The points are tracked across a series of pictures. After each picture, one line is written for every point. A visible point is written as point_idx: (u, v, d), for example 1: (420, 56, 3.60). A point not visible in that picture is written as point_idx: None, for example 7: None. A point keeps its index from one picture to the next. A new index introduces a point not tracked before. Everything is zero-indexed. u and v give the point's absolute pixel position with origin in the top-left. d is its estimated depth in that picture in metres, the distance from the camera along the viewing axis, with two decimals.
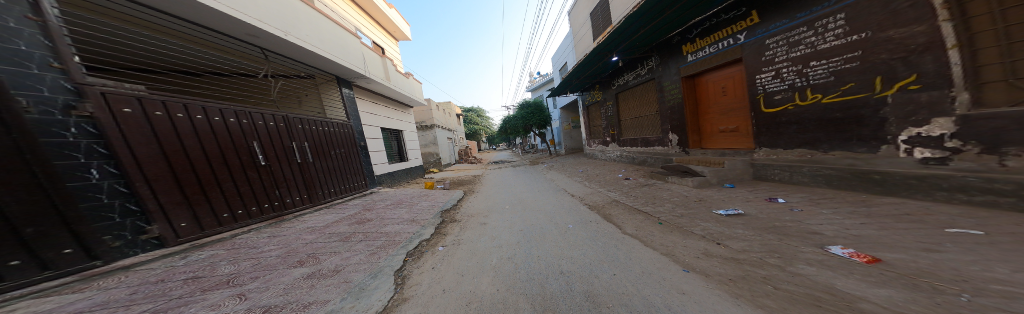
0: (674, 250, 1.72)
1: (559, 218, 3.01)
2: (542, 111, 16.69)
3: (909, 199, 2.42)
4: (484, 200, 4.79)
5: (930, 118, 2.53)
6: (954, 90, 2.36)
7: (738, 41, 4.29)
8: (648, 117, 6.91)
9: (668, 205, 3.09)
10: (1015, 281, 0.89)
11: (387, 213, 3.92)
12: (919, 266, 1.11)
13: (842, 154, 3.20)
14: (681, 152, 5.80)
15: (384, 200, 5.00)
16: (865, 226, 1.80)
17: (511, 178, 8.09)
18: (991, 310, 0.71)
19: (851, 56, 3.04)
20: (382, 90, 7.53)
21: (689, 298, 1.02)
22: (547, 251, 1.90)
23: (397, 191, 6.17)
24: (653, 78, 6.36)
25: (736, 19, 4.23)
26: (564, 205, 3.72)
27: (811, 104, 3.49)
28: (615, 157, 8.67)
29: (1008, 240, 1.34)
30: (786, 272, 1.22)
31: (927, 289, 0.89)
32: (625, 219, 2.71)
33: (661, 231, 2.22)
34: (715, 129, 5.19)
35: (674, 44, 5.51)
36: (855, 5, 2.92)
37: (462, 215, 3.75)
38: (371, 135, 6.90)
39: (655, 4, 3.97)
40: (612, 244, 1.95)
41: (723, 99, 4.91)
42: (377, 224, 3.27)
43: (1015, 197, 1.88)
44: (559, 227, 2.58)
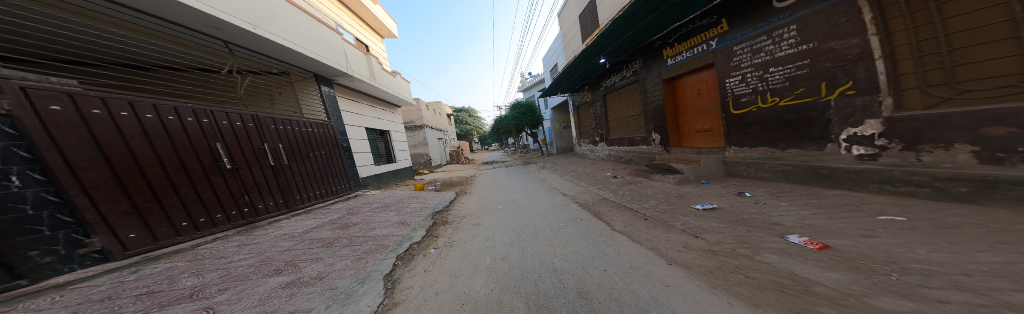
0: (658, 244, 1.84)
1: (552, 216, 3.08)
2: (534, 112, 16.73)
3: (849, 191, 2.77)
4: (477, 200, 4.76)
5: (863, 120, 2.90)
6: (881, 95, 2.75)
7: (711, 47, 4.56)
8: (634, 117, 7.20)
9: (652, 201, 3.28)
10: (934, 263, 1.06)
11: (374, 216, 3.78)
12: (860, 251, 1.29)
13: (795, 152, 3.55)
14: (662, 150, 6.12)
15: (371, 203, 4.79)
16: (817, 216, 2.04)
17: (507, 177, 8.17)
18: (914, 286, 0.85)
19: (802, 64, 3.38)
20: (366, 89, 7.16)
21: (673, 290, 1.10)
22: (540, 250, 1.94)
23: (384, 194, 5.97)
24: (637, 80, 6.62)
25: (709, 26, 4.50)
26: (556, 204, 3.81)
27: (771, 107, 3.82)
28: (604, 156, 9.03)
29: (925, 225, 1.59)
30: (754, 261, 1.35)
31: (865, 271, 1.04)
32: (614, 216, 2.83)
33: (646, 226, 2.36)
34: (692, 129, 5.51)
35: (656, 48, 5.76)
36: (806, 17, 3.25)
37: (454, 216, 3.71)
38: (355, 136, 6.58)
39: (638, 9, 4.12)
40: (602, 240, 2.05)
41: (698, 101, 5.22)
42: (364, 229, 3.14)
43: (929, 188, 2.25)
44: (552, 226, 2.64)
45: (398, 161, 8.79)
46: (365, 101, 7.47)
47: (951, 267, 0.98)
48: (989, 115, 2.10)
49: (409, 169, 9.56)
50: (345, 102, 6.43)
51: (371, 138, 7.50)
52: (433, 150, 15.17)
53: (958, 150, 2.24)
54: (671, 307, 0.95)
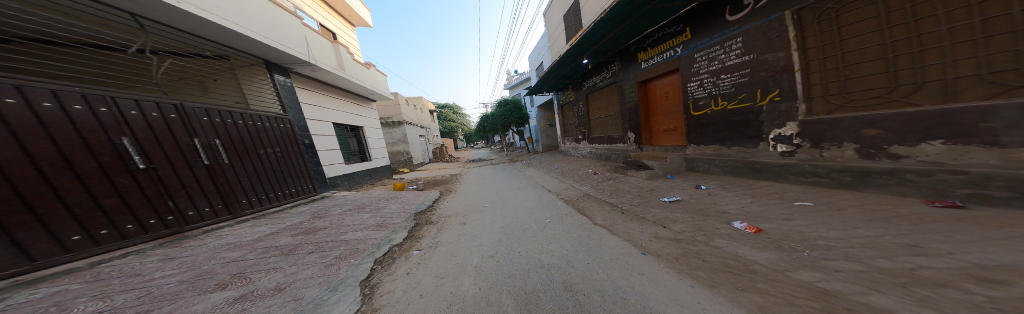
0: (634, 236, 2.04)
1: (538, 213, 3.19)
2: (520, 110, 16.65)
3: (776, 182, 3.41)
4: (463, 199, 4.67)
5: (785, 122, 3.50)
6: (798, 102, 3.35)
7: (677, 53, 4.99)
8: (612, 117, 7.65)
9: (628, 195, 3.59)
10: (835, 241, 1.40)
11: (345, 219, 3.46)
12: (785, 233, 1.61)
13: (738, 149, 4.14)
14: (636, 148, 6.62)
15: (341, 205, 4.36)
16: (755, 204, 2.47)
17: (494, 175, 8.12)
18: (821, 260, 1.21)
19: (744, 72, 3.93)
20: (330, 80, 6.29)
21: (647, 278, 1.29)
22: (527, 247, 2.01)
23: (355, 195, 5.45)
24: (615, 81, 7.00)
25: (675, 33, 4.92)
26: (542, 200, 3.93)
27: (720, 110, 4.38)
28: (585, 153, 9.40)
29: (827, 209, 2.06)
30: (709, 246, 1.60)
31: (788, 249, 1.37)
32: (595, 210, 3.04)
33: (623, 219, 2.58)
34: (660, 129, 6.04)
35: (632, 52, 6.13)
36: (749, 31, 3.75)
37: (438, 216, 3.60)
38: (319, 132, 5.82)
39: (617, 13, 4.31)
40: (584, 234, 2.20)
41: (665, 102, 5.72)
42: (335, 233, 2.87)
43: (828, 178, 2.91)
44: (539, 223, 2.73)
45: (374, 160, 8.08)
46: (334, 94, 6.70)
47: (843, 241, 1.39)
48: (867, 120, 2.76)
49: (387, 168, 8.89)
50: (303, 93, 5.57)
51: (342, 135, 6.82)
52: (413, 148, 14.31)
53: (846, 147, 2.93)
54: (647, 295, 1.15)
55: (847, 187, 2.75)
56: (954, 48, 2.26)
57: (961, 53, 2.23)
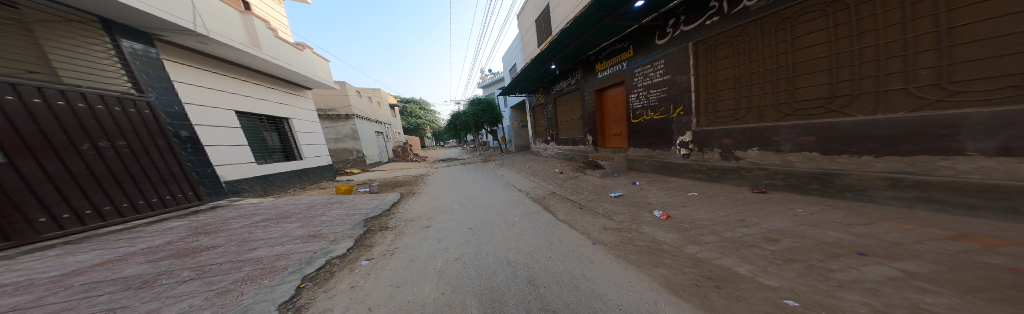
0: (587, 229, 2.36)
1: (507, 212, 3.24)
2: (493, 109, 15.87)
3: (680, 177, 4.45)
4: (429, 201, 4.31)
5: (686, 130, 4.48)
6: (691, 115, 4.36)
7: (622, 67, 5.73)
8: (573, 121, 8.20)
9: (584, 192, 4.05)
10: (698, 228, 2.29)
11: (258, 234, 2.67)
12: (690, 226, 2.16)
13: (658, 152, 5.04)
14: (593, 149, 7.23)
15: (247, 218, 3.33)
16: (673, 197, 3.21)
17: (461, 175, 7.78)
18: (705, 251, 1.84)
19: (665, 88, 4.77)
20: (223, 54, 5.01)
21: (597, 266, 1.59)
22: (495, 246, 2.01)
23: (269, 205, 4.25)
24: (578, 88, 7.56)
25: (621, 50, 5.66)
26: (512, 199, 3.98)
27: (653, 118, 5.09)
28: (552, 154, 9.72)
29: (708, 201, 2.99)
30: (639, 238, 2.11)
31: (680, 242, 2.04)
32: (559, 207, 3.32)
33: (580, 214, 2.90)
34: (610, 133, 6.69)
35: (591, 62, 6.77)
36: (669, 55, 4.61)
37: (396, 221, 3.21)
38: (214, 123, 4.76)
39: (580, 24, 4.70)
40: (548, 231, 2.35)
41: (615, 109, 6.37)
42: (234, 252, 2.14)
43: (705, 175, 4.04)
44: (508, 221, 2.78)
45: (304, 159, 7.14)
46: (239, 75, 5.55)
47: (702, 227, 2.29)
48: (728, 132, 3.87)
49: (327, 169, 8.09)
50: (180, 71, 4.32)
51: (251, 127, 5.74)
52: (364, 145, 12.18)
53: (713, 151, 4.09)
54: (596, 282, 1.40)
55: (716, 180, 3.88)
56: (769, 84, 3.43)
57: (772, 88, 3.40)
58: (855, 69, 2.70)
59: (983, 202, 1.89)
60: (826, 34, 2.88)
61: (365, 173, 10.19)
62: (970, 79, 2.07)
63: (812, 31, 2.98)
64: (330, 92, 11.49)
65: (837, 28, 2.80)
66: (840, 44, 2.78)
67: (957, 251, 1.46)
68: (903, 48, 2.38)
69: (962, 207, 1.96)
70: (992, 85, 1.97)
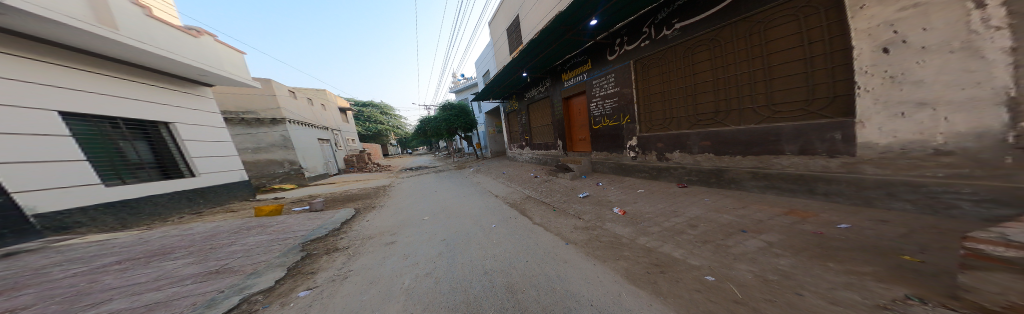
0: (561, 230, 2.50)
1: (483, 219, 3.12)
2: (467, 115, 14.98)
3: (629, 176, 5.10)
4: (392, 215, 3.85)
5: (631, 136, 5.08)
6: (633, 123, 5.02)
7: (583, 79, 6.14)
8: (544, 127, 8.51)
9: (557, 194, 4.23)
10: (645, 221, 2.65)
11: (129, 277, 1.91)
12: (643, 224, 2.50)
13: (611, 155, 5.67)
14: (563, 154, 7.50)
15: (103, 261, 2.33)
16: (630, 195, 3.64)
17: (430, 185, 7.19)
18: (652, 241, 2.15)
19: (617, 98, 5.30)
20: (50, 35, 3.56)
21: (570, 265, 1.66)
22: (470, 256, 1.90)
23: (133, 241, 3.07)
24: (548, 96, 7.80)
25: (581, 63, 6.07)
26: (488, 206, 3.87)
27: (613, 125, 5.51)
28: (528, 158, 9.74)
29: (653, 196, 3.51)
30: (603, 234, 2.34)
31: (636, 234, 2.33)
32: (535, 210, 3.39)
33: (554, 216, 3.04)
34: (577, 138, 7.00)
35: (557, 72, 7.05)
36: (617, 70, 5.15)
37: (351, 240, 2.75)
38: (25, 131, 3.34)
39: (546, 36, 4.97)
40: (524, 236, 2.36)
41: (578, 116, 6.72)
42: (55, 313, 1.38)
43: (646, 174, 4.73)
44: (484, 229, 2.67)
45: (201, 176, 5.68)
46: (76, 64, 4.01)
47: (649, 220, 2.66)
48: (662, 137, 4.48)
49: (239, 185, 6.64)
50: None
51: (100, 135, 4.19)
52: (302, 155, 10.09)
53: (650, 153, 4.75)
54: (570, 280, 1.45)
55: (655, 178, 4.58)
56: (678, 100, 4.22)
57: (681, 104, 4.20)
58: (726, 93, 3.59)
59: (797, 185, 2.79)
60: (708, 64, 3.75)
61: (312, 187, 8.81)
62: (784, 102, 3.03)
63: (699, 61, 3.84)
64: (241, 90, 9.06)
65: (713, 61, 3.67)
66: (719, 71, 3.63)
67: (794, 223, 2.11)
68: (750, 77, 3.31)
69: (787, 191, 2.87)
70: (792, 108, 2.97)
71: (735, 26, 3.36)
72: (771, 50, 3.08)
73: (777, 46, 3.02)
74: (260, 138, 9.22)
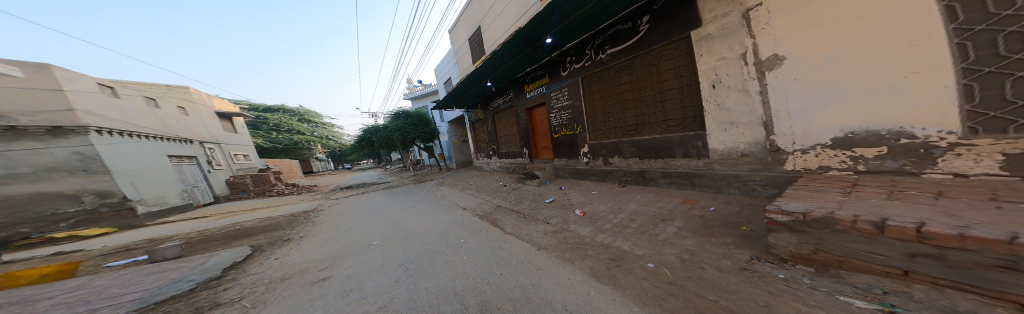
0: (532, 237, 2.55)
1: (450, 234, 2.88)
2: (425, 123, 13.94)
3: (583, 179, 5.63)
4: (332, 244, 3.18)
5: (583, 144, 5.63)
6: (583, 132, 5.60)
7: (541, 91, 6.54)
8: (509, 136, 8.64)
9: (525, 201, 4.28)
10: (598, 219, 2.95)
11: None
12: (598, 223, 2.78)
13: (568, 161, 6.17)
14: (529, 161, 7.67)
15: None
16: (589, 196, 4.01)
17: (373, 205, 6.19)
18: (607, 237, 2.41)
19: (571, 109, 5.80)
20: None
21: (543, 272, 1.69)
22: (437, 277, 1.71)
23: None
24: (512, 106, 8.00)
25: (539, 77, 6.48)
26: (456, 220, 3.61)
27: (571, 134, 5.94)
28: (496, 168, 9.59)
29: (606, 195, 3.96)
30: (569, 236, 2.49)
31: (596, 231, 2.58)
32: (506, 220, 3.33)
33: (524, 223, 3.07)
34: (540, 145, 7.26)
35: (519, 84, 7.32)
36: (569, 85, 5.70)
37: (269, 284, 2.13)
38: None
39: (508, 49, 5.16)
40: (497, 248, 2.28)
41: (540, 126, 7.04)
42: None
43: (596, 177, 5.32)
44: (452, 245, 2.47)
45: None
46: None
47: (603, 217, 2.98)
48: (606, 143, 5.09)
49: None
50: None
51: None
52: (125, 179, 6.99)
53: (597, 158, 5.33)
54: (544, 287, 1.46)
55: (603, 180, 5.19)
56: (609, 114, 4.98)
57: (613, 117, 4.94)
58: (637, 110, 4.47)
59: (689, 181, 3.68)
60: (629, 85, 4.54)
61: (174, 225, 6.27)
62: (674, 117, 3.97)
63: (623, 83, 4.61)
64: None
65: (632, 83, 4.47)
66: (634, 90, 4.46)
67: (695, 212, 2.75)
68: (653, 95, 4.18)
69: (688, 185, 3.71)
70: (679, 120, 3.91)
71: (639, 59, 4.25)
72: (661, 79, 4.03)
73: (664, 76, 3.98)
74: (16, 158, 5.77)
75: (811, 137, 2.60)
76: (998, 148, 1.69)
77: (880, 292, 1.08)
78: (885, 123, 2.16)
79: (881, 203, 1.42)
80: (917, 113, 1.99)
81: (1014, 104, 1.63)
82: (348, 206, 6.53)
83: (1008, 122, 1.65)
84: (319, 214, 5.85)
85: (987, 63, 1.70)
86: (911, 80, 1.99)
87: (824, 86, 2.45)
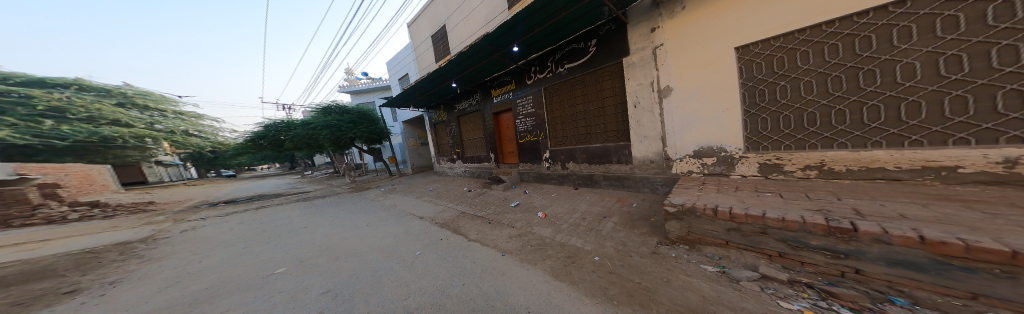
0: (497, 241, 2.51)
1: (402, 248, 2.60)
2: (371, 122, 12.34)
3: (545, 183, 5.91)
4: (232, 272, 2.47)
5: (546, 149, 5.90)
6: (545, 139, 5.86)
7: (508, 97, 6.65)
8: (475, 140, 8.38)
9: (491, 207, 4.19)
10: (558, 220, 3.12)
11: None
12: (560, 224, 2.94)
13: (531, 166, 6.36)
14: (495, 165, 7.60)
15: None
16: (552, 199, 4.21)
17: (280, 223, 4.82)
18: (566, 235, 2.58)
19: (534, 116, 6.03)
20: None
21: (506, 276, 1.68)
22: (383, 298, 1.51)
23: None
24: (478, 109, 7.86)
25: (506, 83, 6.58)
26: (410, 231, 3.27)
27: (535, 140, 6.15)
28: (460, 172, 9.15)
29: (566, 197, 4.24)
30: (535, 238, 2.54)
31: (557, 231, 2.73)
32: (470, 226, 3.19)
33: (490, 229, 3.00)
34: (507, 150, 7.30)
35: (486, 87, 7.28)
36: (533, 93, 5.95)
37: None
38: None
39: (474, 52, 5.09)
40: (459, 256, 2.18)
41: (507, 131, 7.11)
42: None
43: (556, 181, 5.64)
44: (405, 259, 2.23)
45: None
46: None
47: (564, 218, 3.17)
48: (564, 150, 5.47)
49: None
50: None
51: None
52: None
53: (558, 163, 5.67)
54: (507, 292, 1.45)
55: (563, 184, 5.53)
56: (565, 123, 5.40)
57: (569, 126, 5.34)
58: (588, 121, 4.98)
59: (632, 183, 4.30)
60: (581, 98, 5.02)
61: None
62: (612, 129, 4.64)
63: (576, 96, 5.09)
64: None
65: (584, 96, 4.96)
66: (586, 103, 4.96)
67: (637, 209, 3.19)
68: (601, 109, 4.74)
69: (631, 187, 4.33)
70: (619, 131, 4.53)
71: (591, 76, 4.79)
72: (607, 95, 4.60)
73: (608, 93, 4.58)
74: None
75: (682, 149, 3.75)
76: (757, 159, 3.11)
77: (716, 258, 1.90)
78: (715, 141, 3.42)
79: (749, 205, 2.00)
80: (726, 136, 3.33)
81: (1005, 116, 1.86)
82: (227, 229, 4.76)
83: (1001, 133, 1.89)
84: (192, 240, 4.21)
85: (981, 76, 1.91)
86: (726, 114, 3.28)
87: (689, 112, 3.59)
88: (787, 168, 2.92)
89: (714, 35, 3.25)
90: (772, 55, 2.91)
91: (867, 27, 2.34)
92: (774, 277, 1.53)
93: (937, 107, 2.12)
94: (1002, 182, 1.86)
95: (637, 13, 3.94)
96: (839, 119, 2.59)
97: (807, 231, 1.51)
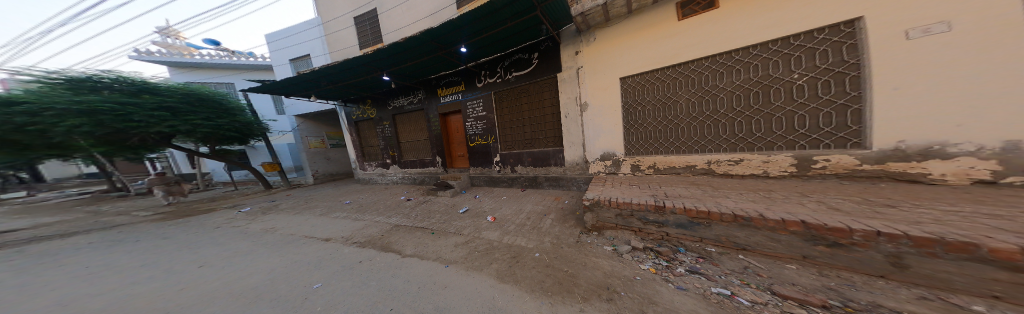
0: (442, 252, 2.30)
1: (297, 282, 2.04)
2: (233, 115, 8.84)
3: (495, 186, 5.94)
4: None
5: (496, 153, 5.92)
6: (495, 142, 5.88)
7: (458, 98, 6.37)
8: (420, 142, 7.58)
9: (437, 215, 3.83)
10: (506, 222, 3.13)
11: None
12: (507, 226, 2.96)
13: (483, 169, 6.25)
14: (443, 170, 7.12)
15: None
16: (501, 202, 4.21)
17: None
18: (512, 237, 2.61)
19: (485, 120, 5.98)
20: None
21: (449, 287, 1.56)
22: None
23: None
24: (421, 108, 7.20)
25: (456, 83, 6.29)
26: (313, 258, 2.61)
27: (485, 143, 6.09)
28: (398, 179, 8.16)
29: (513, 200, 4.33)
30: (484, 242, 2.47)
31: (504, 232, 2.75)
32: (405, 240, 2.83)
33: (431, 240, 2.74)
34: (456, 154, 6.97)
35: (432, 85, 6.76)
36: (483, 96, 5.90)
37: None
38: None
39: (414, 45, 4.66)
40: (386, 276, 1.90)
41: (456, 133, 6.80)
42: None
43: (506, 183, 5.74)
44: (300, 296, 1.75)
45: None
46: None
47: (510, 220, 3.21)
48: (513, 154, 5.62)
49: None
50: None
51: None
52: None
53: (507, 166, 5.78)
54: (448, 306, 1.34)
55: (513, 186, 5.66)
56: (513, 128, 5.58)
57: (517, 131, 5.53)
58: (533, 126, 5.28)
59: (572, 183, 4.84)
60: (527, 105, 5.30)
61: None
62: (550, 135, 5.08)
63: (523, 103, 5.34)
64: None
65: (529, 103, 5.25)
66: (530, 110, 5.27)
67: (574, 206, 3.56)
68: (544, 115, 5.09)
69: (569, 186, 4.85)
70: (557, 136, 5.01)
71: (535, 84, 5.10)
72: (548, 104, 5.01)
73: (545, 103, 5.02)
74: None
75: (591, 153, 4.54)
76: (629, 160, 4.19)
77: (608, 238, 2.45)
78: (609, 148, 4.34)
79: (636, 197, 2.64)
80: (615, 145, 4.29)
81: (852, 127, 2.70)
82: None
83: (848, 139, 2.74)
84: None
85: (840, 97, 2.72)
86: (615, 128, 4.24)
87: (592, 124, 4.46)
88: (642, 168, 4.04)
89: (619, 61, 4.04)
90: (637, 88, 4.00)
91: (776, 53, 2.98)
92: (633, 245, 2.18)
93: (813, 120, 2.88)
94: (717, 173, 3.45)
95: (566, 36, 4.51)
96: (758, 127, 3.19)
97: (648, 211, 2.39)
